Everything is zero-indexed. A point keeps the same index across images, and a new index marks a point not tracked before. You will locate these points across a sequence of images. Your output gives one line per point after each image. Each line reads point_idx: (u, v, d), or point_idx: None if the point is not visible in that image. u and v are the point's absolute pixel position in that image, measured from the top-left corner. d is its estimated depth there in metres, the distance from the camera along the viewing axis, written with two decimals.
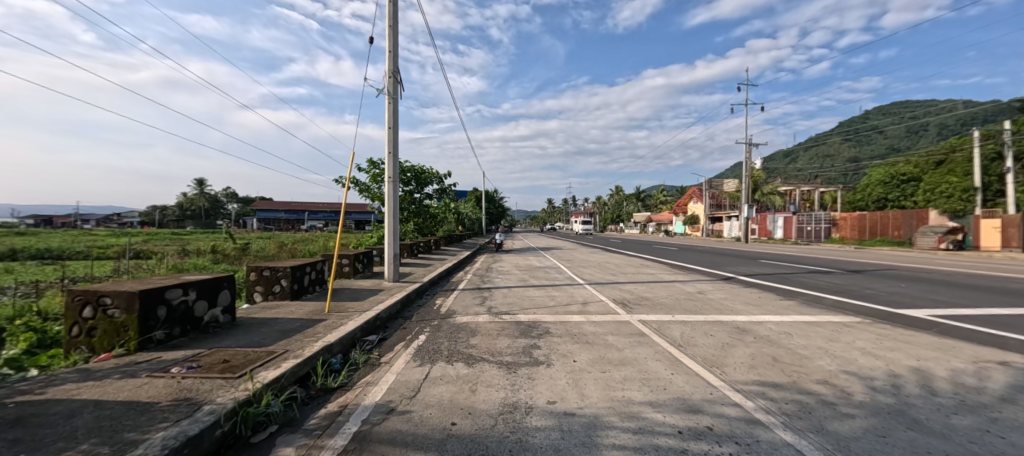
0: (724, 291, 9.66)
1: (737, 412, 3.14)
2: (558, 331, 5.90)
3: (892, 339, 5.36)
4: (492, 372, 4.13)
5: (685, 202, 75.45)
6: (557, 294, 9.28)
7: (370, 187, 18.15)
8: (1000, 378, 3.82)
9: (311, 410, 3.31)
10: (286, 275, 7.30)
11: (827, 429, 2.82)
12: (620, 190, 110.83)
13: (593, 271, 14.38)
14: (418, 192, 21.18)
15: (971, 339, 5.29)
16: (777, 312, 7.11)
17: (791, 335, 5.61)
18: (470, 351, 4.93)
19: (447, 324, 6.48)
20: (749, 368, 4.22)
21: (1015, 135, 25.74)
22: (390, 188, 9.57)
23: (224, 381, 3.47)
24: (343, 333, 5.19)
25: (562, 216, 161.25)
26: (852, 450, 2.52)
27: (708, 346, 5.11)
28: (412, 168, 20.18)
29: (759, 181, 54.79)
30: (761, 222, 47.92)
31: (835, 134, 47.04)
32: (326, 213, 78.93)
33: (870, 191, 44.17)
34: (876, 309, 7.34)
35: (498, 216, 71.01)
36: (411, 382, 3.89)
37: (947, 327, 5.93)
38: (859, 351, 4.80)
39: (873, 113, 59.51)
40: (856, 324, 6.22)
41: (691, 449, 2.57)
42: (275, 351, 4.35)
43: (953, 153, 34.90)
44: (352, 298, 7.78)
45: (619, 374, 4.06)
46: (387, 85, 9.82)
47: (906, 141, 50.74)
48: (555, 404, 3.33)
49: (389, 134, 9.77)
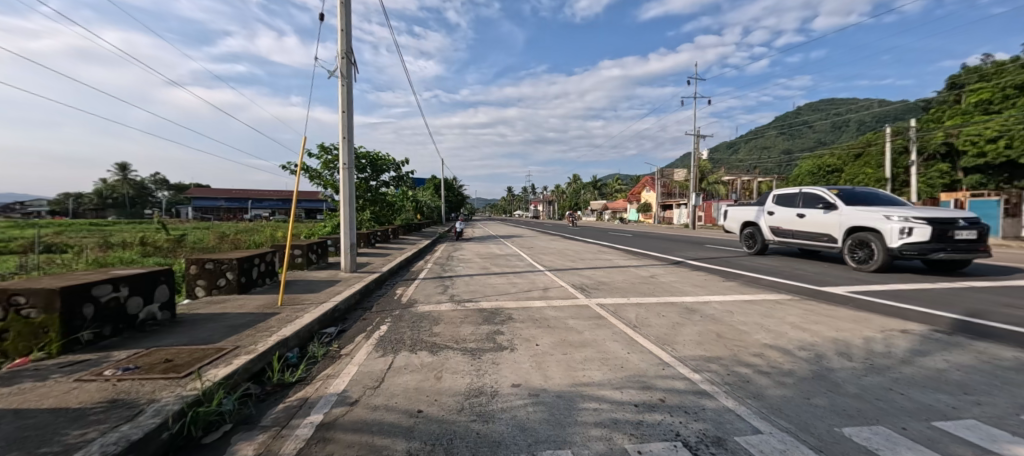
0: (677, 275, 10.13)
1: (686, 384, 3.41)
2: (520, 317, 6.03)
3: (817, 313, 6.00)
4: (456, 359, 4.17)
5: (638, 190, 78.98)
6: (518, 281, 9.44)
7: (322, 174, 17.31)
8: (902, 344, 4.40)
9: (268, 406, 3.20)
10: (232, 267, 6.86)
11: (762, 395, 3.13)
12: (577, 178, 114.04)
13: (553, 257, 14.76)
14: (374, 180, 20.47)
15: (879, 311, 6.03)
16: (721, 293, 7.68)
17: (733, 312, 6.14)
18: (433, 339, 4.93)
19: (408, 313, 6.40)
20: (697, 345, 4.56)
21: (920, 133, 28.85)
22: (345, 174, 9.19)
23: (168, 381, 3.26)
24: (299, 325, 4.96)
25: (521, 204, 163.20)
26: (782, 412, 2.82)
27: (661, 326, 5.43)
28: (367, 154, 19.40)
29: (705, 171, 57.88)
30: (706, 209, 50.64)
31: (772, 128, 50.92)
32: (272, 201, 74.37)
33: (800, 181, 48.19)
34: (805, 288, 8.14)
35: (457, 203, 70.59)
36: (375, 372, 3.83)
37: (861, 302, 6.73)
38: (789, 324, 5.33)
39: (803, 109, 65.11)
40: (788, 301, 6.90)
41: (646, 419, 2.79)
42: (224, 348, 4.12)
43: (869, 147, 38.82)
44: (307, 289, 7.50)
45: (579, 355, 4.26)
46: (339, 65, 9.32)
47: (830, 136, 55.95)
48: (519, 386, 3.46)
49: (343, 117, 9.30)
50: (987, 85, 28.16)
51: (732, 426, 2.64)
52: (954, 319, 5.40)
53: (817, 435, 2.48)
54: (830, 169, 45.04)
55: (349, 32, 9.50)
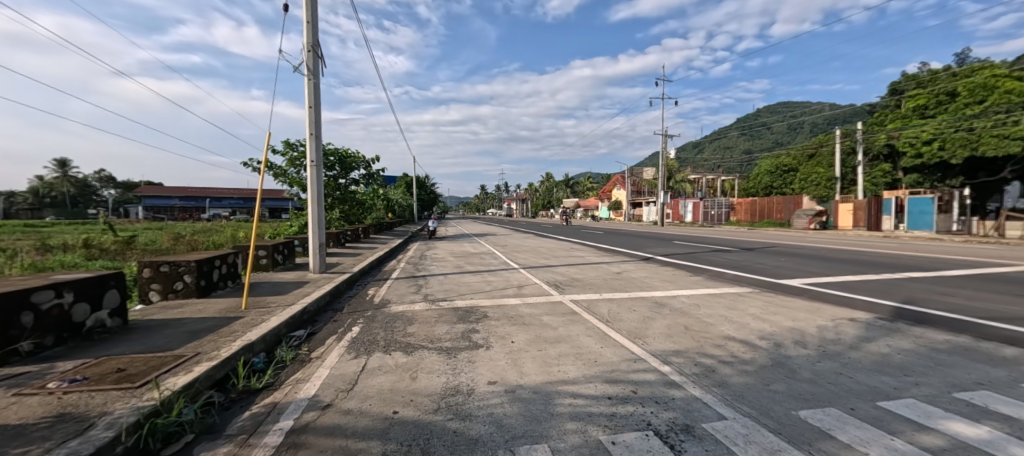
0: (646, 270, 10.44)
1: (656, 376, 3.53)
2: (495, 315, 6.05)
3: (776, 304, 6.35)
4: (431, 359, 4.13)
5: (609, 188, 80.59)
6: (492, 279, 9.46)
7: (287, 172, 16.67)
8: (851, 331, 4.72)
9: (234, 414, 3.08)
10: (190, 269, 6.50)
11: (726, 383, 3.30)
12: (549, 177, 115.03)
13: (526, 255, 14.87)
14: (343, 178, 19.90)
15: (831, 301, 6.45)
16: (688, 287, 7.99)
17: (699, 305, 6.40)
18: (407, 339, 4.87)
19: (381, 314, 6.29)
20: (666, 337, 4.74)
21: (867, 135, 30.85)
22: (313, 172, 8.90)
23: (122, 392, 3.07)
24: (265, 329, 4.77)
25: (494, 203, 163.11)
26: (745, 398, 2.98)
27: (632, 320, 5.59)
28: (336, 151, 18.83)
29: (672, 170, 59.67)
30: (673, 207, 52.25)
31: (734, 129, 53.18)
32: (232, 200, 70.94)
33: (760, 179, 50.61)
34: (765, 281, 8.58)
35: (429, 202, 69.65)
36: (347, 374, 3.75)
37: (815, 293, 7.17)
38: (751, 316, 5.62)
39: (762, 112, 68.41)
40: (750, 294, 7.26)
41: (619, 412, 2.87)
42: (183, 355, 3.91)
43: (821, 147, 41.23)
44: (273, 291, 7.23)
45: (554, 351, 4.32)
46: (305, 59, 9.00)
47: (786, 137, 59.07)
48: (495, 383, 3.48)
49: (309, 113, 8.99)
50: (923, 91, 30.54)
51: (699, 414, 2.77)
52: (895, 307, 5.87)
53: (776, 419, 2.63)
54: (786, 168, 47.22)
55: (315, 24, 9.19)
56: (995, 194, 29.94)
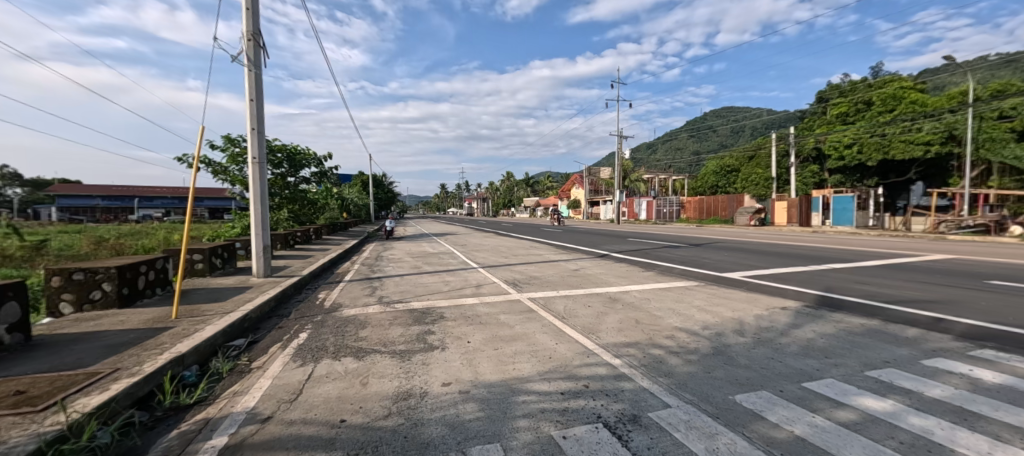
0: (601, 267, 10.77)
1: (607, 369, 3.64)
2: (452, 315, 5.98)
3: (719, 296, 6.75)
4: (384, 363, 4.01)
5: (568, 187, 82.24)
6: (450, 279, 9.35)
7: (228, 169, 15.54)
8: (782, 319, 5.12)
9: (159, 433, 2.82)
10: (110, 277, 5.89)
11: (671, 373, 3.46)
12: (510, 176, 115.37)
13: (486, 254, 14.85)
14: (292, 176, 18.84)
15: (766, 292, 6.95)
16: (641, 282, 8.30)
17: (650, 299, 6.68)
18: (358, 344, 4.70)
19: (332, 318, 6.03)
20: (618, 331, 4.89)
21: (799, 139, 33.56)
22: (255, 169, 8.34)
23: (20, 418, 2.72)
24: (198, 339, 4.41)
25: (454, 201, 161.56)
26: (687, 386, 3.15)
27: (587, 316, 5.74)
28: (284, 147, 17.79)
29: (628, 170, 61.80)
30: (629, 205, 54.13)
31: (683, 131, 56.02)
32: (166, 200, 65.10)
33: (707, 179, 53.65)
34: (710, 274, 9.11)
35: (387, 202, 67.66)
36: (291, 384, 3.55)
37: (753, 284, 7.71)
38: (696, 307, 5.94)
39: (709, 115, 72.58)
40: (696, 287, 7.68)
41: (571, 406, 2.92)
42: (99, 373, 3.53)
43: (760, 150, 44.38)
44: (210, 298, 6.71)
45: (510, 349, 4.34)
46: (244, 48, 8.41)
47: (730, 139, 63.04)
48: (449, 385, 3.42)
49: (250, 106, 8.42)
50: (845, 99, 33.65)
51: (646, 404, 2.88)
52: (819, 295, 6.44)
53: (716, 404, 2.79)
54: (730, 169, 50.56)
55: (256, 11, 8.61)
56: (903, 193, 33.46)
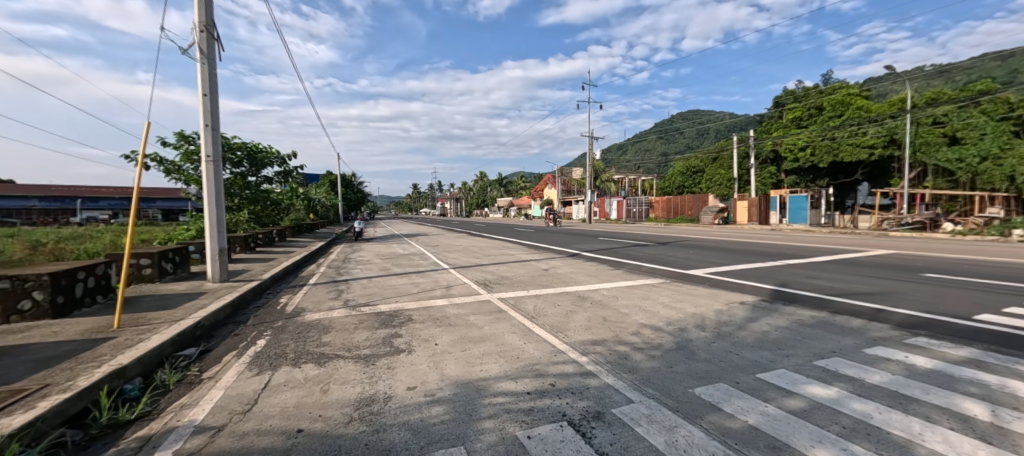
0: (572, 266, 10.89)
1: (573, 367, 3.68)
2: (420, 317, 5.88)
3: (683, 292, 6.96)
4: (347, 368, 3.89)
5: (541, 187, 82.90)
6: (420, 281, 9.20)
7: (182, 168, 14.68)
8: (741, 313, 5.34)
9: (96, 452, 2.62)
10: (41, 285, 5.42)
11: (635, 369, 3.54)
12: (483, 176, 115.00)
13: (457, 255, 14.71)
14: (253, 175, 18.00)
15: (727, 287, 7.23)
16: (609, 280, 8.45)
17: (618, 297, 6.81)
18: (321, 349, 4.54)
19: (293, 323, 5.79)
20: (586, 329, 4.96)
21: (758, 141, 35.22)
22: (209, 168, 7.92)
23: None
24: (143, 350, 4.13)
25: (427, 202, 159.46)
26: (650, 381, 3.22)
27: (556, 315, 5.78)
28: (244, 145, 16.97)
29: (599, 170, 62.93)
30: (600, 205, 55.14)
31: (652, 133, 57.63)
32: (114, 201, 60.82)
33: (674, 179, 55.41)
34: (675, 272, 9.39)
35: (356, 202, 65.91)
36: (245, 394, 3.38)
37: (715, 280, 8.00)
38: (661, 304, 6.11)
39: (675, 118, 74.95)
40: (661, 284, 7.90)
41: (537, 406, 2.92)
42: (25, 390, 3.24)
43: (723, 152, 46.28)
44: (159, 306, 6.30)
45: (478, 350, 4.31)
46: (197, 39, 7.96)
47: (695, 141, 65.34)
48: (414, 389, 3.35)
49: (203, 100, 7.97)
50: (799, 104, 35.65)
51: (611, 400, 2.93)
52: (775, 289, 6.76)
53: (676, 398, 2.87)
54: (695, 169, 52.42)
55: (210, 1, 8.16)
56: (850, 193, 35.69)
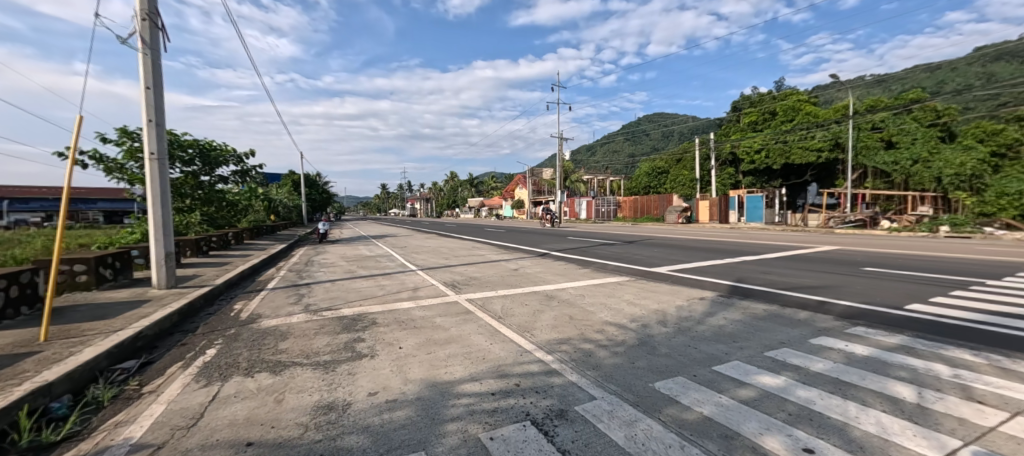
0: (541, 266, 10.95)
1: (538, 366, 3.69)
2: (384, 320, 5.74)
3: (646, 289, 7.16)
4: (304, 376, 3.73)
5: (512, 187, 83.06)
6: (386, 283, 8.99)
7: (124, 166, 13.67)
8: (700, 308, 5.55)
9: None
10: None
11: (598, 365, 3.60)
12: (454, 176, 113.93)
13: (426, 256, 14.48)
14: (206, 174, 17.01)
15: (688, 284, 7.49)
16: (577, 279, 8.57)
17: (584, 295, 6.91)
18: (277, 357, 4.33)
19: (248, 331, 5.51)
20: (552, 328, 5.00)
21: (718, 144, 36.80)
22: (153, 167, 7.41)
23: None
24: (74, 364, 3.80)
25: (396, 202, 156.26)
26: (612, 377, 3.28)
27: (523, 314, 5.80)
28: (196, 142, 16.01)
29: (568, 171, 63.82)
30: (570, 205, 55.94)
31: (619, 134, 58.98)
32: (49, 202, 55.87)
33: (640, 180, 56.99)
34: (640, 270, 9.64)
35: (322, 203, 63.66)
36: (192, 407, 3.18)
37: (677, 277, 8.28)
38: (625, 301, 6.26)
39: (642, 120, 77.06)
40: (627, 282, 8.09)
41: (501, 406, 2.91)
42: None
43: (686, 153, 48.02)
44: (96, 315, 5.82)
45: (443, 352, 4.25)
46: (138, 28, 7.43)
47: (661, 143, 67.43)
48: (375, 395, 3.26)
49: (145, 93, 7.45)
50: (755, 109, 37.51)
51: (573, 398, 2.96)
52: (731, 285, 7.08)
53: (637, 392, 2.94)
54: (660, 170, 54.11)
55: None
56: (801, 193, 37.92)
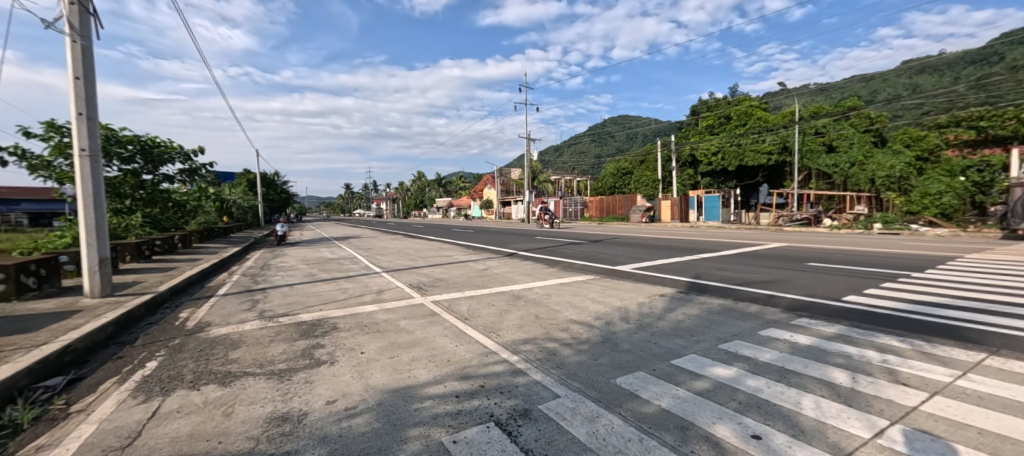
0: (508, 266, 10.96)
1: (503, 366, 3.69)
2: (346, 325, 5.55)
3: (610, 287, 7.33)
4: (257, 386, 3.54)
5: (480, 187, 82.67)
6: (349, 286, 8.70)
7: (51, 164, 12.47)
8: (660, 304, 5.74)
9: None
10: None
11: (563, 364, 3.64)
12: (420, 176, 112.04)
13: (391, 257, 14.14)
14: (149, 173, 15.81)
15: (650, 281, 7.72)
16: (543, 279, 8.65)
17: (550, 295, 6.98)
18: (228, 367, 4.09)
19: (195, 340, 5.16)
20: (518, 328, 5.02)
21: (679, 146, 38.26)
22: (83, 164, 6.80)
23: None
24: None
25: (360, 202, 151.74)
26: (576, 375, 3.32)
27: (489, 315, 5.78)
28: (136, 138, 14.86)
29: (536, 171, 64.34)
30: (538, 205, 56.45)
31: (585, 136, 60.10)
32: None
33: (606, 180, 58.34)
34: (605, 268, 9.85)
35: (281, 203, 60.81)
36: (129, 425, 2.94)
37: (639, 275, 8.53)
38: (590, 300, 6.38)
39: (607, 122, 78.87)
40: (592, 280, 8.25)
41: (465, 408, 2.89)
42: None
43: (649, 155, 49.62)
44: (16, 329, 5.27)
45: (407, 356, 4.16)
46: (65, 12, 6.79)
47: (625, 145, 69.29)
48: (334, 403, 3.14)
49: (74, 84, 6.81)
50: (712, 113, 39.32)
51: (537, 397, 2.98)
52: (690, 281, 7.37)
53: (599, 389, 2.99)
54: (625, 171, 55.61)
55: None
56: (754, 193, 40.13)
